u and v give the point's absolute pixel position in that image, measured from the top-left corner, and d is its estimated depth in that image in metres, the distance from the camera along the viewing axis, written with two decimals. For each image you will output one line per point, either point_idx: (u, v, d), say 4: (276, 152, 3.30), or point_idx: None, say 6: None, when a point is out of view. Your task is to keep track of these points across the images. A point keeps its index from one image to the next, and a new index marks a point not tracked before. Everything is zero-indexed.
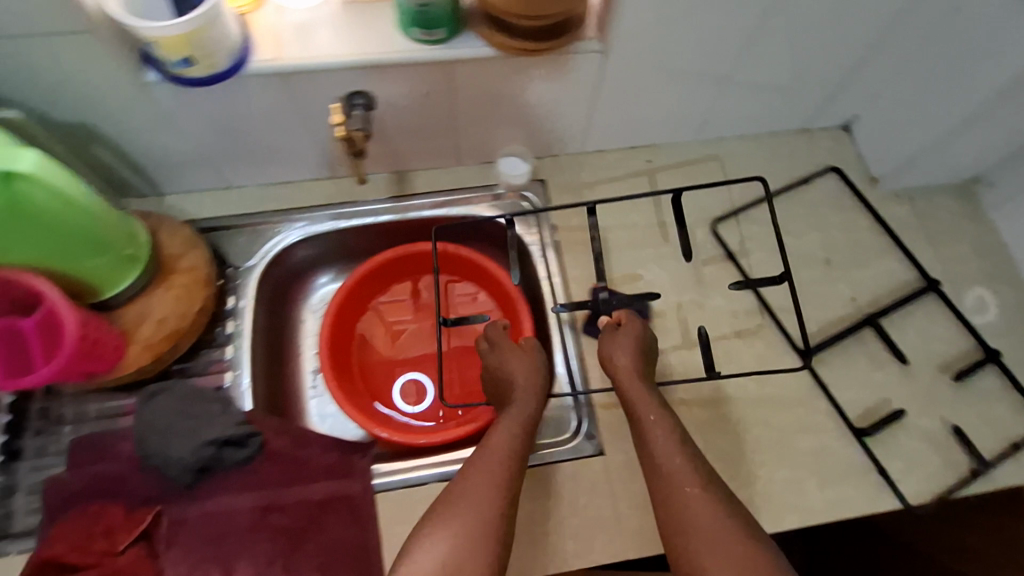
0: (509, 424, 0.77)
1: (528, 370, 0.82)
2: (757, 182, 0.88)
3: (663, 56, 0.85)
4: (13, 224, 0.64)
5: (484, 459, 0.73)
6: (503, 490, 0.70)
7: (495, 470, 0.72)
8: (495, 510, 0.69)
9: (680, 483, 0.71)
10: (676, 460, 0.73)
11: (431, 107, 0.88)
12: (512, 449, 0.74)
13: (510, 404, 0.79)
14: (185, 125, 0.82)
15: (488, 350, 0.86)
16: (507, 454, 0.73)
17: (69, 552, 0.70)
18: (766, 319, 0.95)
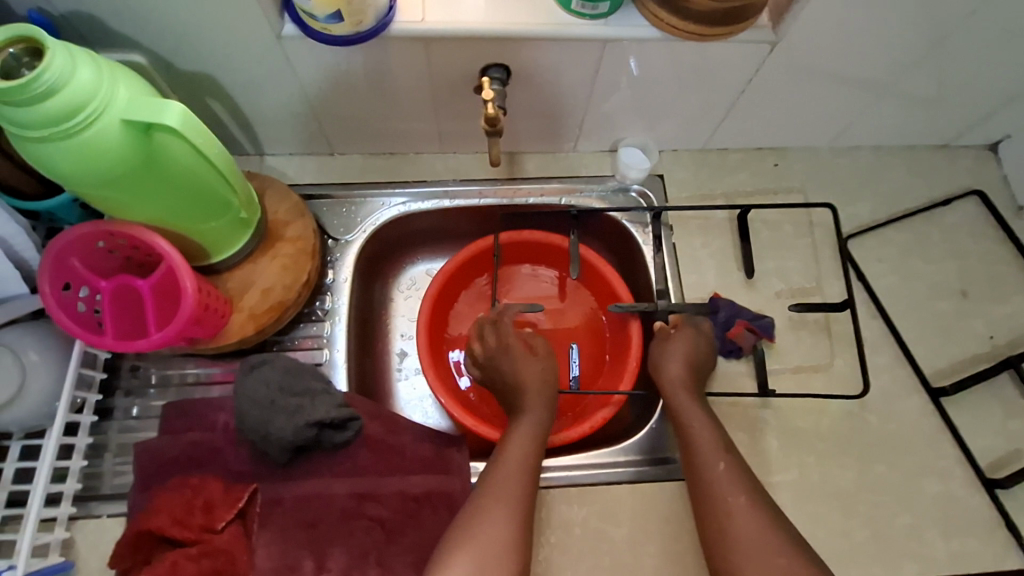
0: (525, 433, 0.76)
1: (547, 378, 0.83)
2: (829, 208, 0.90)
3: (825, 55, 0.78)
4: (144, 180, 0.59)
5: (504, 467, 0.71)
6: (525, 498, 0.68)
7: (518, 479, 0.70)
8: (520, 517, 0.66)
9: (722, 484, 0.70)
10: (719, 460, 0.72)
11: (565, 87, 0.81)
12: (530, 457, 0.73)
13: (524, 413, 0.79)
14: (305, 80, 0.78)
15: (497, 358, 0.84)
16: (526, 464, 0.72)
17: (171, 525, 0.67)
18: (894, 349, 0.88)
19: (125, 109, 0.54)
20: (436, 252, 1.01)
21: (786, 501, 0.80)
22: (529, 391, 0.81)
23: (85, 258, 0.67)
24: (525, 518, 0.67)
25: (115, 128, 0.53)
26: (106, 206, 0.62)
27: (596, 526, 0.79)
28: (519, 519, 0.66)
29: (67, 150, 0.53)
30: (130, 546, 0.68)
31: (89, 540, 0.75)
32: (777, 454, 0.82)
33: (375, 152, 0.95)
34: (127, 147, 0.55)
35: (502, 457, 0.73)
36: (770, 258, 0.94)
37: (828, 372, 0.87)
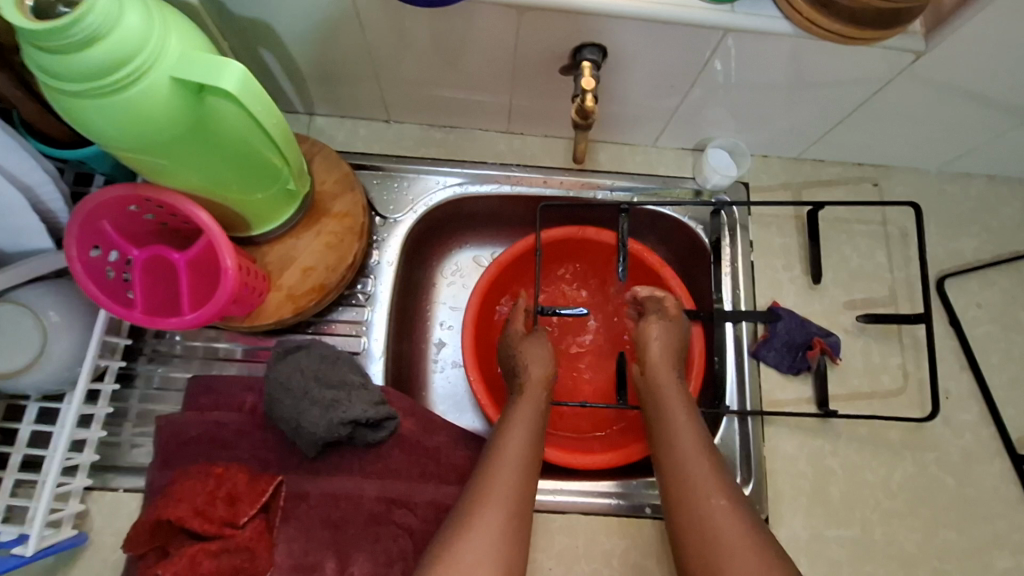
0: (525, 424, 0.66)
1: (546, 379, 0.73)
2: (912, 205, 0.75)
3: (970, 73, 0.67)
4: (192, 146, 0.52)
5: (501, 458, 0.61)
6: (517, 500, 0.58)
7: (513, 473, 0.60)
8: (514, 517, 0.56)
9: (705, 493, 0.59)
10: (702, 463, 0.61)
11: (660, 76, 0.72)
12: (525, 460, 0.62)
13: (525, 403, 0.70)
14: (371, 38, 0.69)
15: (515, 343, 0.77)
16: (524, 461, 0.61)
17: (191, 516, 0.63)
18: (980, 406, 0.80)
19: (177, 64, 0.46)
20: (486, 237, 0.93)
21: (845, 558, 0.74)
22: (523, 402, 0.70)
23: (116, 221, 0.60)
24: (521, 521, 0.57)
25: (164, 86, 0.46)
26: (146, 171, 0.55)
27: (636, 563, 0.72)
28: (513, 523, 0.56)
29: (109, 109, 0.46)
30: (147, 532, 0.63)
31: (104, 513, 0.71)
32: (841, 505, 0.76)
33: (432, 124, 0.87)
34: (176, 109, 0.47)
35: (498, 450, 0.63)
36: (855, 290, 0.84)
37: (906, 423, 0.79)
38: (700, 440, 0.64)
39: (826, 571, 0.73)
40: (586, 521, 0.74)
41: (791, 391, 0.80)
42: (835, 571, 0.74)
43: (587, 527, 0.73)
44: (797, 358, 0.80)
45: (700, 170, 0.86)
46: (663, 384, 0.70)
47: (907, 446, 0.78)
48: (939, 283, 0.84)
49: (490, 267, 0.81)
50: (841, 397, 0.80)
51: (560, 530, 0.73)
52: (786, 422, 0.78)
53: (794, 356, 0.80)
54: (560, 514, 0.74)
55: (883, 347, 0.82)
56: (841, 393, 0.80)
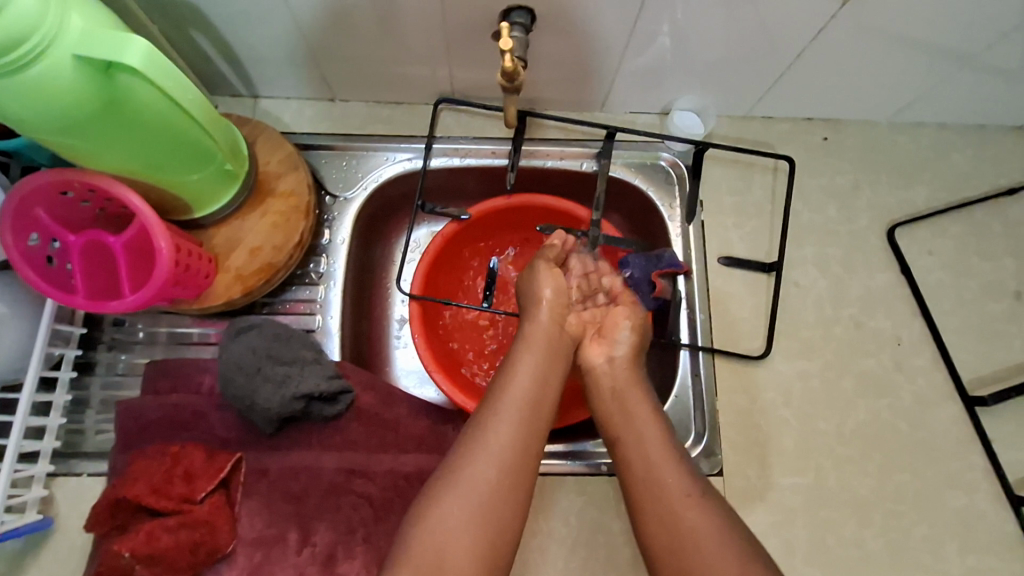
0: (535, 368, 0.65)
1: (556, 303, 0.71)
2: (785, 160, 0.84)
3: (897, 15, 0.67)
4: (109, 127, 0.52)
5: (499, 411, 0.61)
6: (507, 459, 0.58)
7: (508, 427, 0.60)
8: (494, 476, 0.57)
9: (668, 475, 0.58)
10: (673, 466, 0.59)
11: (591, 34, 0.72)
12: (525, 409, 0.62)
13: (534, 350, 0.67)
14: (299, 13, 0.69)
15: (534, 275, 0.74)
16: (527, 402, 0.62)
17: (148, 494, 0.65)
18: (932, 351, 0.81)
19: (78, 43, 0.46)
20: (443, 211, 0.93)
21: (799, 505, 0.75)
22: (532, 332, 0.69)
23: (51, 208, 0.61)
24: (514, 474, 0.58)
25: (66, 64, 0.46)
26: (70, 153, 0.56)
27: (593, 519, 0.74)
28: (496, 479, 0.57)
29: (13, 90, 0.46)
30: (107, 511, 0.65)
31: (69, 498, 0.73)
32: (794, 454, 0.77)
33: (379, 101, 0.87)
34: (83, 88, 0.48)
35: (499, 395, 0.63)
36: (806, 243, 0.85)
37: (859, 372, 0.80)
38: (672, 451, 0.61)
39: (780, 518, 0.75)
40: (543, 482, 0.75)
41: (745, 346, 0.81)
42: (789, 519, 0.75)
43: (545, 488, 0.75)
44: (644, 297, 0.79)
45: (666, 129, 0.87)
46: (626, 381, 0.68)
47: (861, 394, 0.79)
48: (889, 233, 0.84)
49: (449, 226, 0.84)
50: (794, 350, 0.81)
51: None
52: (739, 377, 0.79)
53: (644, 291, 0.79)
54: None
55: (834, 299, 0.83)
56: (794, 345, 0.81)
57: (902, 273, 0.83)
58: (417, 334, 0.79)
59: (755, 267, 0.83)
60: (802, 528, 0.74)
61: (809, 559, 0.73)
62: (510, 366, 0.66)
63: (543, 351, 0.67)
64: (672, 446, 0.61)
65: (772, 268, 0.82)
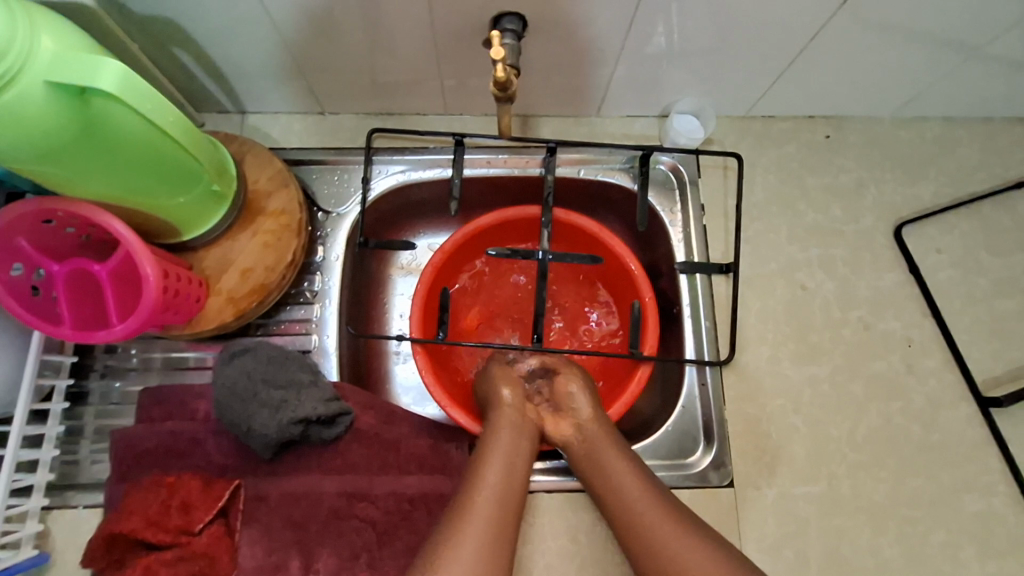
0: (505, 470, 0.61)
1: (519, 400, 0.68)
2: (733, 154, 0.78)
3: (898, 10, 0.66)
4: (87, 152, 0.50)
5: (471, 520, 0.56)
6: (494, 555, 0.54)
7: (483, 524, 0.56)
8: (484, 566, 0.53)
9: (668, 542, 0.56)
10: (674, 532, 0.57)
11: (584, 39, 0.70)
12: (501, 509, 0.58)
13: (505, 451, 0.63)
14: (283, 27, 0.67)
15: (495, 375, 0.71)
16: (497, 511, 0.57)
17: (144, 528, 0.63)
18: (944, 352, 0.79)
19: (50, 67, 0.44)
20: (438, 222, 0.91)
21: (813, 515, 0.73)
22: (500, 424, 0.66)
23: (33, 237, 0.59)
24: None
25: (38, 90, 0.44)
26: (47, 180, 0.53)
27: (602, 536, 0.72)
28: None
29: None
30: (102, 547, 0.63)
31: (65, 531, 0.71)
32: (806, 463, 0.75)
33: (370, 112, 0.85)
34: (56, 114, 0.46)
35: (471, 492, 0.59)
36: (811, 244, 0.83)
37: (870, 375, 0.78)
38: (663, 515, 0.58)
39: (793, 529, 0.73)
40: (550, 500, 0.73)
41: (751, 352, 0.79)
42: (803, 529, 0.73)
43: (554, 506, 0.73)
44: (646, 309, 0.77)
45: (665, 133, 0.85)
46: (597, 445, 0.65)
47: (872, 398, 0.77)
48: (896, 231, 0.82)
49: (446, 242, 0.81)
50: (803, 355, 0.79)
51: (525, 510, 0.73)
52: (747, 384, 0.78)
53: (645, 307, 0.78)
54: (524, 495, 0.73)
55: (843, 301, 0.81)
56: (803, 350, 0.79)
57: (910, 272, 0.81)
58: (419, 353, 0.76)
59: (711, 271, 0.78)
60: (816, 539, 0.73)
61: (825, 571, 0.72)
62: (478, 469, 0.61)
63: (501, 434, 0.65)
64: (646, 488, 0.61)
65: (729, 270, 0.78)
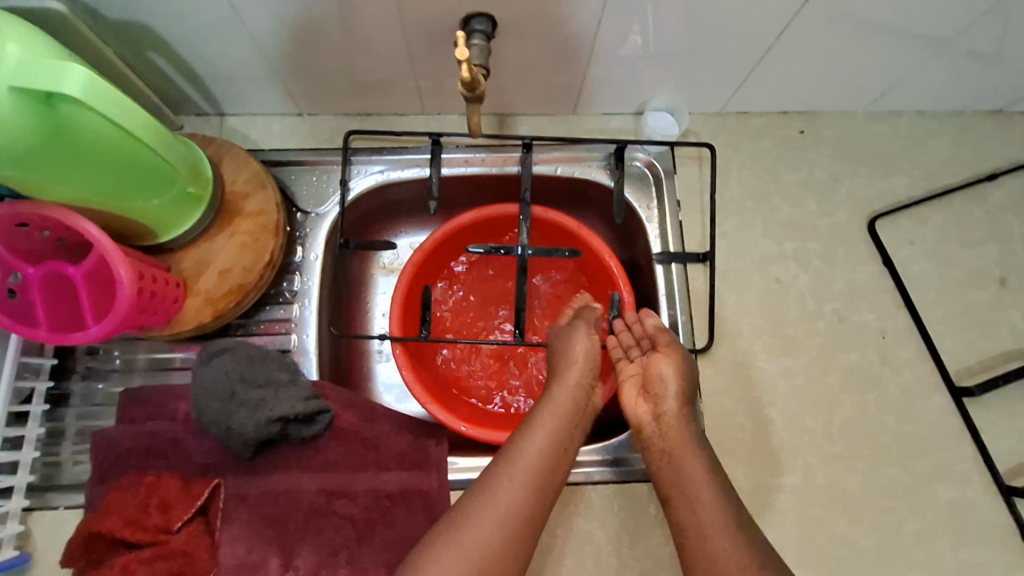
0: (556, 425, 0.63)
1: (591, 362, 0.68)
2: (709, 145, 0.82)
3: (863, 6, 0.67)
4: (57, 157, 0.51)
5: (516, 466, 0.60)
6: (532, 498, 0.59)
7: (532, 460, 0.61)
8: (521, 511, 0.58)
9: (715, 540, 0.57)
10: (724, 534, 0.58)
11: (555, 38, 0.71)
12: (546, 464, 0.61)
13: (567, 412, 0.64)
14: (256, 30, 0.68)
15: (563, 331, 0.70)
16: (545, 464, 0.61)
17: (122, 527, 0.64)
18: (918, 343, 0.80)
19: (16, 73, 0.45)
20: (418, 222, 0.92)
21: (789, 506, 0.74)
22: (564, 384, 0.66)
23: (7, 241, 0.60)
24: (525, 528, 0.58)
25: (5, 95, 0.45)
26: (19, 185, 0.54)
27: (580, 530, 0.73)
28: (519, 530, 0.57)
29: None
30: (81, 546, 0.64)
31: (46, 532, 0.72)
32: (782, 455, 0.76)
33: (348, 113, 0.85)
34: (23, 119, 0.47)
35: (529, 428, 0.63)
36: (786, 238, 0.83)
37: (844, 367, 0.79)
38: (717, 507, 0.59)
39: (769, 520, 0.73)
40: None
41: (727, 346, 0.79)
42: (779, 520, 0.73)
43: None
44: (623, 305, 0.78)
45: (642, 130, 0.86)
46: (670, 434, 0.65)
47: (847, 390, 0.78)
48: (869, 225, 0.83)
49: (426, 241, 0.82)
50: (779, 348, 0.80)
51: None
52: (723, 378, 0.78)
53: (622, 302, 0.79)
54: None
55: (817, 294, 0.81)
56: (778, 344, 0.80)
57: (884, 265, 0.82)
58: (399, 351, 0.76)
59: (687, 259, 0.80)
60: (792, 529, 0.73)
61: (801, 561, 0.72)
62: (531, 422, 0.64)
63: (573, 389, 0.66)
64: (711, 491, 0.61)
65: (706, 257, 0.80)
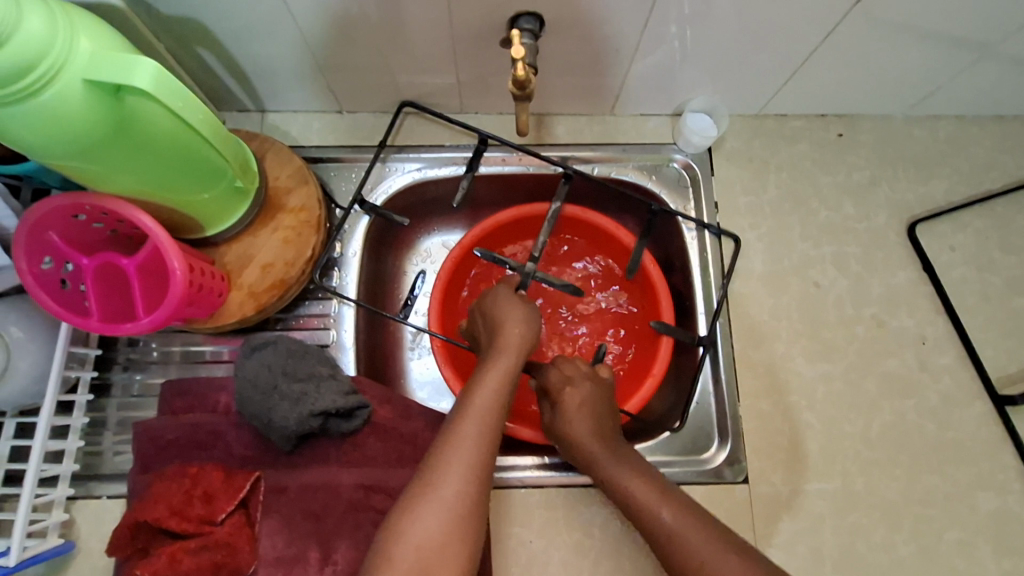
0: (497, 379, 0.62)
1: (525, 330, 0.67)
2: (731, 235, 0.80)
3: (912, 9, 0.66)
4: (120, 150, 0.52)
5: (458, 427, 0.58)
6: (486, 453, 0.58)
7: (475, 436, 0.58)
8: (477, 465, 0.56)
9: (654, 510, 0.59)
10: (666, 505, 0.59)
11: (600, 39, 0.71)
12: (493, 415, 0.60)
13: (499, 364, 0.64)
14: (306, 28, 0.68)
15: (494, 301, 0.71)
16: (487, 416, 0.59)
17: (168, 517, 0.65)
18: (958, 349, 0.79)
19: (88, 66, 0.46)
20: (453, 220, 0.92)
21: (828, 512, 0.74)
22: (500, 342, 0.66)
23: (64, 232, 0.61)
24: (480, 497, 0.56)
25: (76, 88, 0.46)
26: (82, 177, 0.55)
27: (617, 530, 0.73)
28: (466, 503, 0.55)
29: (26, 115, 0.46)
30: (127, 534, 0.65)
31: (90, 520, 0.73)
32: (819, 459, 0.75)
33: (386, 111, 0.86)
34: (93, 111, 0.48)
35: (461, 414, 0.60)
36: (824, 242, 0.83)
37: (883, 372, 0.78)
38: (660, 491, 0.60)
39: (806, 525, 0.73)
40: (565, 494, 0.74)
41: (765, 349, 0.79)
42: (816, 525, 0.73)
43: (570, 500, 0.74)
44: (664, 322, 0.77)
45: (678, 133, 0.85)
46: (584, 431, 0.67)
47: (885, 395, 0.78)
48: (909, 229, 0.83)
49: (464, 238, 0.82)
50: (816, 352, 0.79)
51: (544, 503, 0.74)
52: (761, 381, 0.78)
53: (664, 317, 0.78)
54: (541, 488, 0.74)
55: (855, 298, 0.81)
56: (815, 347, 0.79)
57: (923, 270, 0.82)
58: (436, 346, 0.77)
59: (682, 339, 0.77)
60: (830, 534, 0.73)
61: (839, 567, 0.72)
62: (471, 381, 0.63)
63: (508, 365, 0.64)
64: (657, 487, 0.61)
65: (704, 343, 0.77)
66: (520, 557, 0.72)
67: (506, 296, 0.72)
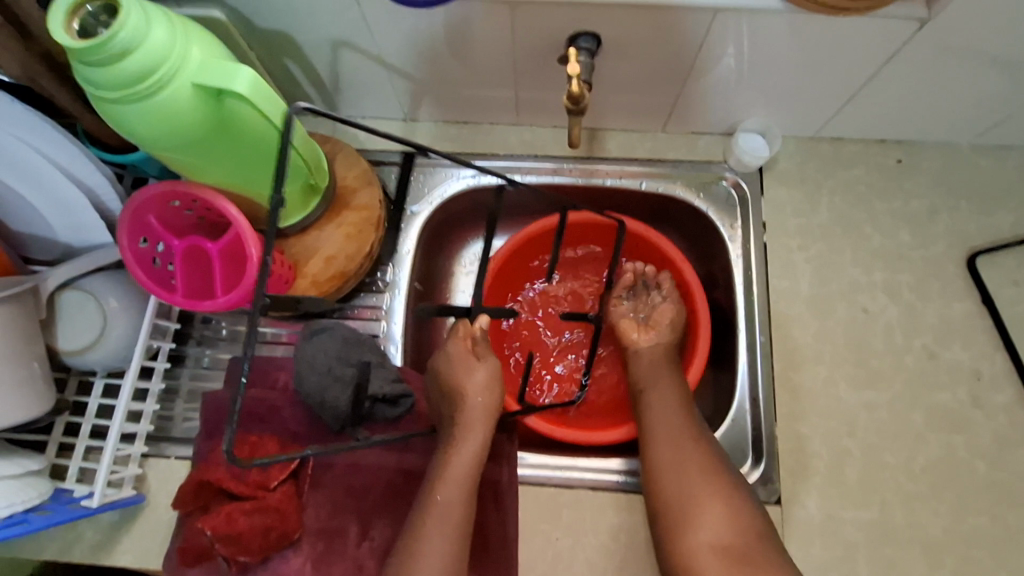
0: (467, 458, 0.63)
1: (486, 389, 0.66)
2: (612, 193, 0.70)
3: (979, 39, 0.66)
4: (216, 146, 0.59)
5: (428, 525, 0.60)
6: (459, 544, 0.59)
7: (448, 535, 0.59)
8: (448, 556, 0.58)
9: (695, 513, 0.62)
10: (712, 509, 0.62)
11: (656, 60, 0.74)
12: (462, 499, 0.61)
13: (465, 439, 0.64)
14: (382, 44, 0.75)
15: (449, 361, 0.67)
16: (459, 508, 0.61)
17: (228, 479, 0.71)
18: (1017, 388, 0.76)
19: (198, 73, 0.53)
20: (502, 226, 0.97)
21: (864, 542, 0.72)
22: (463, 413, 0.65)
23: (160, 215, 0.69)
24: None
25: (186, 91, 0.53)
26: (184, 169, 0.63)
27: (643, 538, 0.74)
28: None
29: (144, 113, 0.53)
30: (191, 492, 0.71)
31: (159, 476, 0.80)
32: (857, 488, 0.74)
33: (447, 120, 0.91)
34: (197, 110, 0.54)
35: (430, 512, 0.61)
36: (876, 268, 0.82)
37: (932, 405, 0.76)
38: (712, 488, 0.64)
39: (840, 553, 0.72)
40: (595, 497, 0.76)
41: (807, 372, 0.78)
42: (850, 554, 0.72)
43: (598, 503, 0.75)
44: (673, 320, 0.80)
45: (730, 152, 0.86)
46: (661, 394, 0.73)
47: (933, 429, 0.75)
48: (969, 261, 0.80)
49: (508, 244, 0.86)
50: (861, 379, 0.78)
51: (572, 504, 0.76)
52: (800, 403, 0.77)
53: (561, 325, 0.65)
54: (570, 489, 0.76)
55: (906, 326, 0.79)
56: (860, 374, 0.78)
57: (982, 304, 0.79)
58: None
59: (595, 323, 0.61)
60: (865, 565, 0.71)
61: None
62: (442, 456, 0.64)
63: (475, 450, 0.64)
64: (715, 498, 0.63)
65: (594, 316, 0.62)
66: (545, 553, 0.74)
67: (472, 361, 0.67)
